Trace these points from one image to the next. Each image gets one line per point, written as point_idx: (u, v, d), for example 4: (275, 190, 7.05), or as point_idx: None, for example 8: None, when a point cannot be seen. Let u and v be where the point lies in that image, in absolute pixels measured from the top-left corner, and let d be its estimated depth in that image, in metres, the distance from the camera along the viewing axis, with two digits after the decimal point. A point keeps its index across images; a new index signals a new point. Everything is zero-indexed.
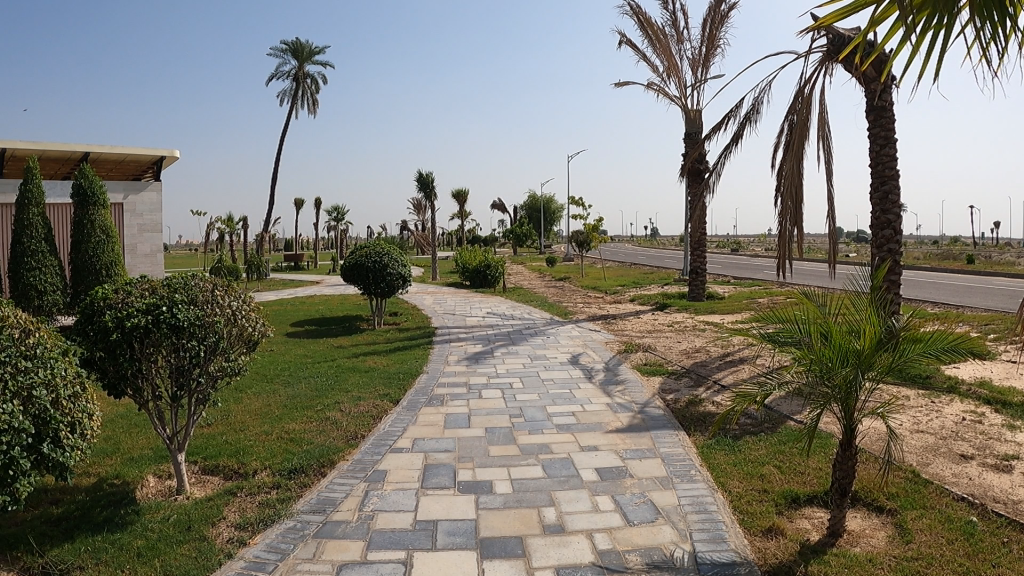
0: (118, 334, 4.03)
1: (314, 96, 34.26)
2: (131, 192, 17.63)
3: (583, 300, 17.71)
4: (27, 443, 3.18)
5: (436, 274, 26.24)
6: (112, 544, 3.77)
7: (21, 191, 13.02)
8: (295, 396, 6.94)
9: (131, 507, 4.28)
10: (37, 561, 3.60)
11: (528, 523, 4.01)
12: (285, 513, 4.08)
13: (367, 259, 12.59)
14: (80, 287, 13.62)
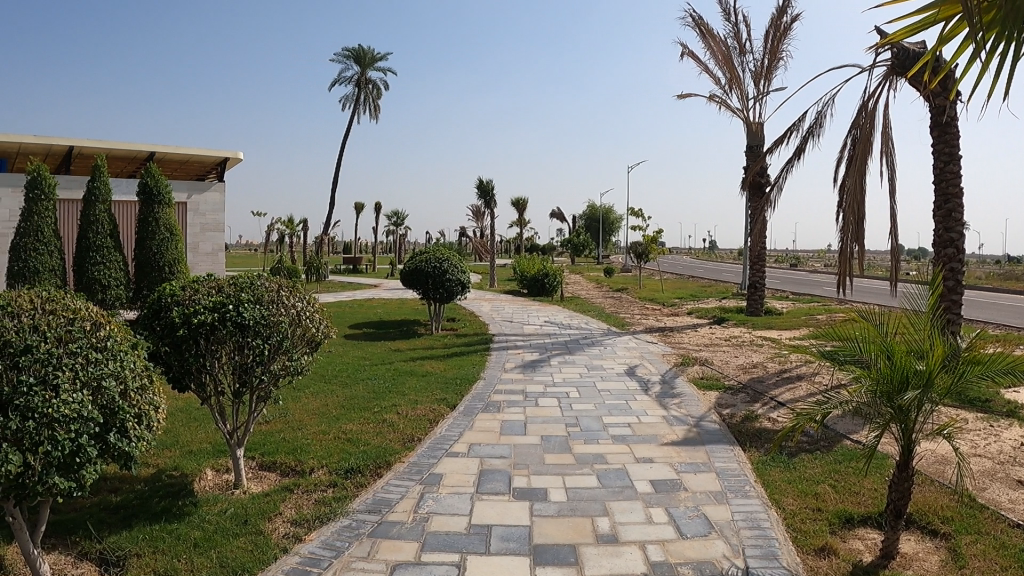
0: (186, 331, 4.14)
1: (376, 102, 34.64)
2: (195, 192, 18.01)
3: (641, 311, 17.65)
4: (97, 432, 3.23)
5: (494, 280, 26.35)
6: (170, 534, 3.88)
7: (89, 188, 13.34)
8: (353, 397, 7.04)
9: (189, 499, 4.39)
10: (95, 548, 3.71)
11: (581, 531, 4.02)
12: (342, 511, 4.15)
13: (427, 264, 12.70)
14: (142, 283, 14.01)
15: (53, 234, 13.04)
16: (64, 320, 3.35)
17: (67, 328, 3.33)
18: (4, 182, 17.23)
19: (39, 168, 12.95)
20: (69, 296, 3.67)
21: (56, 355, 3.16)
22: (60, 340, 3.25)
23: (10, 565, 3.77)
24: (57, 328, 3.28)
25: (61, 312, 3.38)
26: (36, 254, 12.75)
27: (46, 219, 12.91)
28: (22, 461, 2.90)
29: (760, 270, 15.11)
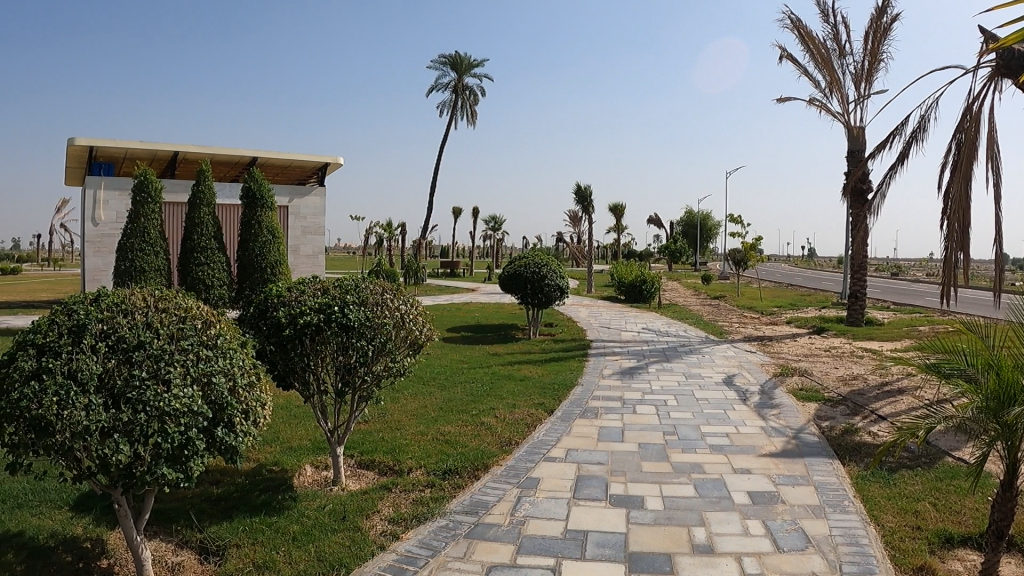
0: (292, 330, 4.27)
1: (473, 108, 34.98)
2: (296, 196, 18.52)
3: (739, 320, 17.36)
4: (205, 426, 3.19)
5: (591, 286, 26.32)
6: (269, 527, 3.99)
7: (193, 192, 13.85)
8: (452, 399, 7.14)
9: (288, 494, 4.51)
10: (195, 537, 3.86)
11: (677, 541, 3.98)
12: (439, 512, 4.21)
13: (526, 269, 12.75)
14: (244, 284, 14.45)
15: (159, 235, 13.57)
16: (176, 318, 3.37)
17: (179, 325, 3.34)
18: (113, 186, 18.01)
19: (145, 172, 13.50)
20: (184, 294, 3.69)
21: (167, 351, 3.17)
22: (172, 337, 3.27)
23: (111, 549, 3.96)
24: (169, 325, 3.29)
25: (173, 310, 3.41)
26: (142, 254, 13.29)
27: (152, 221, 13.44)
28: (131, 453, 2.95)
29: (863, 279, 14.69)
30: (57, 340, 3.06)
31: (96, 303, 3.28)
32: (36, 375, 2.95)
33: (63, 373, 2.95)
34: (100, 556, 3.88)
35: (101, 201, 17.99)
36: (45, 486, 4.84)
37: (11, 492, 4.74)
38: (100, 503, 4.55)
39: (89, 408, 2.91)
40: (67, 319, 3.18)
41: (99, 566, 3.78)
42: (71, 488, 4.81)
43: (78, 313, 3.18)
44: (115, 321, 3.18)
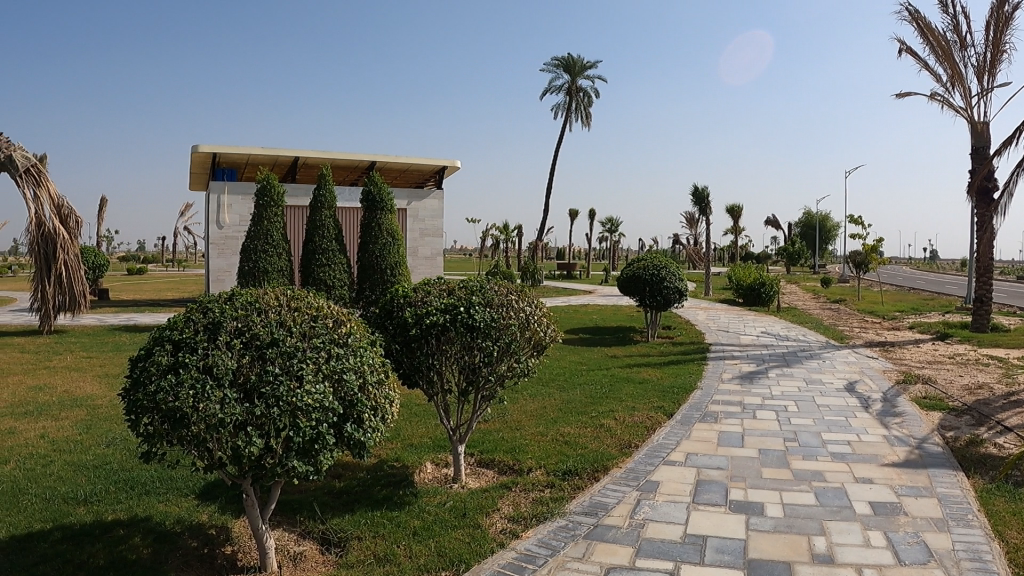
0: (418, 330, 4.39)
1: (588, 110, 34.96)
2: (414, 199, 18.90)
3: (860, 324, 16.83)
4: (335, 421, 3.28)
5: (709, 289, 25.97)
6: (390, 521, 4.10)
7: (316, 196, 14.34)
8: (571, 401, 7.18)
9: (409, 489, 4.62)
10: (318, 528, 4.00)
11: (796, 549, 3.91)
12: (559, 512, 4.25)
13: (646, 272, 12.69)
14: (364, 285, 14.74)
15: (281, 237, 14.03)
16: (308, 317, 3.48)
17: (311, 324, 3.45)
18: (237, 191, 18.77)
19: (269, 177, 14.01)
20: (315, 294, 3.81)
21: (299, 348, 3.28)
22: (304, 335, 3.38)
23: (235, 536, 4.13)
24: (301, 324, 3.40)
25: (304, 309, 3.52)
26: (265, 255, 13.77)
27: (275, 224, 13.91)
28: (262, 445, 3.07)
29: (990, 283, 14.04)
30: (193, 337, 3.21)
31: (230, 303, 3.42)
32: (173, 370, 3.09)
33: (198, 368, 3.09)
34: (224, 542, 4.04)
35: (226, 205, 18.79)
36: (174, 475, 5.10)
37: (143, 479, 5.01)
38: (226, 492, 4.76)
39: (223, 402, 3.03)
40: (203, 316, 3.33)
41: (224, 552, 3.94)
42: (198, 477, 5.04)
43: (214, 311, 3.32)
44: (249, 319, 3.31)
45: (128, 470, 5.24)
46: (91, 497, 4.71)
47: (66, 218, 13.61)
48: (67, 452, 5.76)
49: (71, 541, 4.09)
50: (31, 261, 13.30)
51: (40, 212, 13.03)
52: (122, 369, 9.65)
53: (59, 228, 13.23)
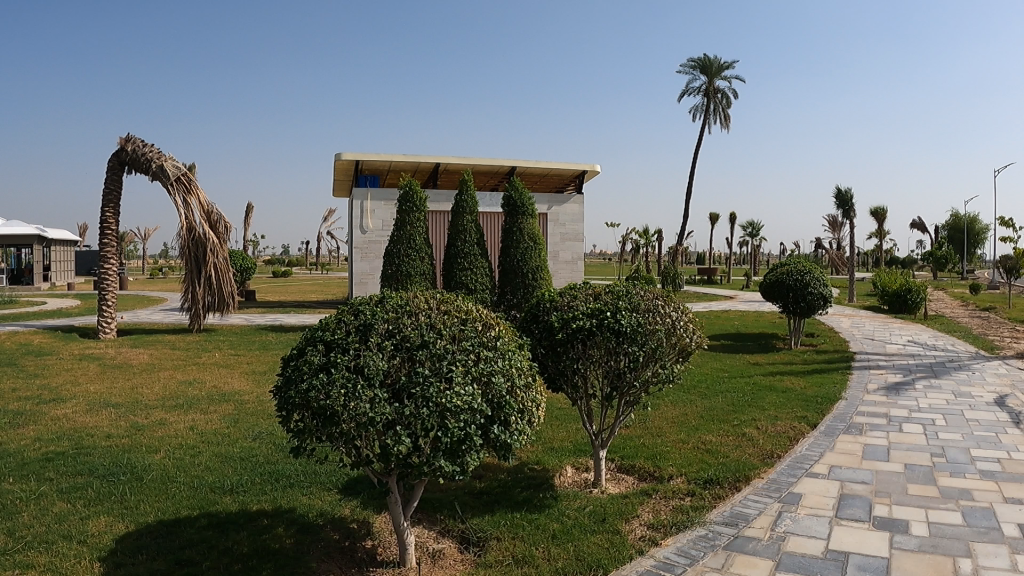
0: (563, 334, 4.44)
1: (726, 111, 34.38)
2: (555, 204, 19.12)
3: (1014, 334, 15.90)
4: (483, 422, 3.28)
5: (853, 295, 25.08)
6: (530, 523, 4.12)
7: (458, 201, 14.58)
8: (711, 409, 7.06)
9: (549, 493, 4.63)
10: (457, 527, 4.06)
11: (942, 571, 3.72)
12: (699, 521, 4.18)
13: (788, 276, 12.38)
14: (506, 289, 14.72)
15: (425, 242, 14.29)
16: (457, 320, 3.52)
17: (460, 327, 3.49)
18: (379, 197, 19.33)
19: (411, 183, 14.22)
20: (464, 299, 3.87)
21: (448, 350, 3.31)
22: (454, 338, 3.41)
23: (375, 531, 4.21)
24: (451, 327, 3.45)
25: (454, 312, 3.57)
26: (408, 260, 14.05)
27: (418, 229, 14.20)
28: (412, 444, 3.08)
29: None
30: (345, 338, 3.31)
31: (381, 306, 3.53)
32: (325, 369, 3.19)
33: (350, 368, 3.17)
34: (364, 536, 4.14)
35: (368, 211, 19.37)
36: (317, 469, 5.26)
37: (287, 472, 5.19)
38: (367, 488, 4.88)
39: (374, 401, 3.08)
40: (355, 318, 3.44)
41: (363, 546, 4.04)
42: (341, 472, 5.19)
43: (365, 315, 3.42)
44: (399, 322, 3.38)
45: (273, 463, 5.45)
46: (237, 487, 4.92)
47: (216, 223, 14.24)
48: (216, 443, 6.04)
49: (217, 528, 4.29)
50: (183, 263, 13.97)
51: (191, 216, 13.68)
52: (267, 366, 10.05)
53: (208, 232, 13.86)
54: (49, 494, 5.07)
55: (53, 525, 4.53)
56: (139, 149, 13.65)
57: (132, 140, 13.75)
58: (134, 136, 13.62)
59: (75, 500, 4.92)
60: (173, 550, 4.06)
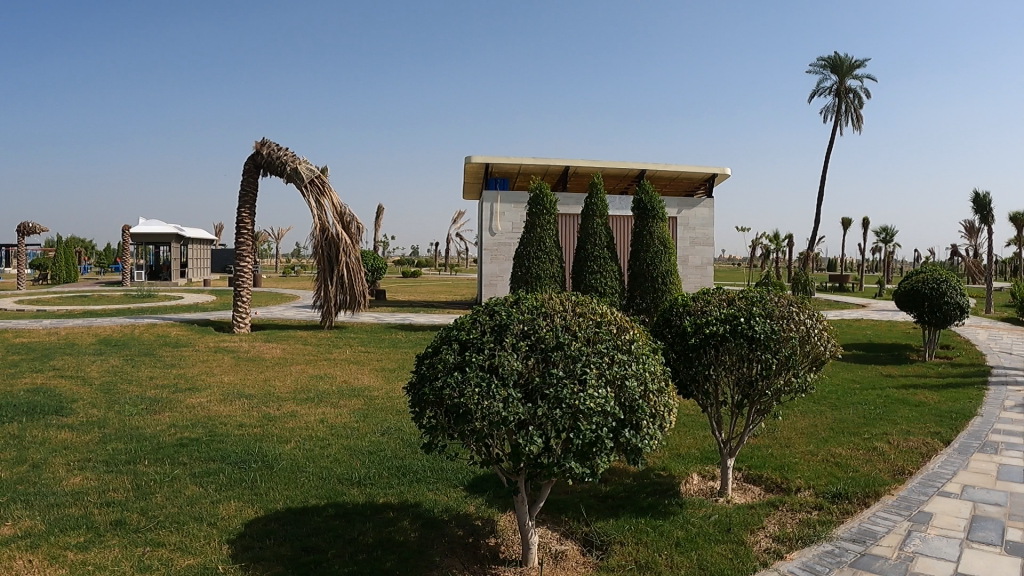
0: (696, 339, 4.48)
1: (859, 112, 33.50)
2: (685, 208, 20.57)
3: None
4: (615, 425, 3.27)
5: (991, 307, 23.92)
6: (655, 529, 4.15)
7: (588, 205, 14.78)
8: (841, 421, 6.90)
9: (674, 499, 4.66)
10: (581, 530, 4.15)
11: None
12: (825, 536, 4.09)
13: (925, 285, 11.98)
14: (636, 292, 14.68)
15: (554, 244, 14.65)
16: (592, 323, 3.54)
17: (595, 329, 3.50)
18: (509, 200, 20.15)
19: (541, 187, 14.81)
20: (600, 302, 3.88)
21: (582, 352, 3.33)
22: (588, 340, 3.43)
23: (499, 530, 4.27)
24: (585, 329, 3.47)
25: (589, 315, 3.59)
26: (539, 262, 14.46)
27: (548, 231, 14.63)
28: (543, 444, 3.14)
29: None
30: (480, 338, 3.41)
31: (517, 307, 3.60)
32: (460, 368, 3.30)
33: (484, 367, 3.26)
34: (488, 534, 4.21)
35: (499, 213, 20.22)
36: (444, 466, 5.37)
37: (413, 467, 5.31)
38: (492, 486, 4.95)
39: (507, 400, 3.15)
40: (490, 318, 3.54)
41: (487, 543, 4.11)
42: (467, 469, 5.28)
43: (502, 315, 3.50)
44: (535, 323, 3.44)
45: (401, 458, 5.58)
46: (364, 480, 5.06)
47: (349, 225, 14.69)
48: (345, 436, 6.23)
49: (343, 518, 4.43)
50: (318, 263, 14.46)
51: (325, 217, 14.16)
52: (396, 363, 10.29)
53: (340, 232, 14.29)
54: (184, 478, 5.34)
55: (187, 507, 4.78)
56: (274, 153, 14.16)
57: (266, 144, 14.28)
58: (269, 139, 14.14)
59: (208, 484, 5.17)
60: (300, 536, 4.22)
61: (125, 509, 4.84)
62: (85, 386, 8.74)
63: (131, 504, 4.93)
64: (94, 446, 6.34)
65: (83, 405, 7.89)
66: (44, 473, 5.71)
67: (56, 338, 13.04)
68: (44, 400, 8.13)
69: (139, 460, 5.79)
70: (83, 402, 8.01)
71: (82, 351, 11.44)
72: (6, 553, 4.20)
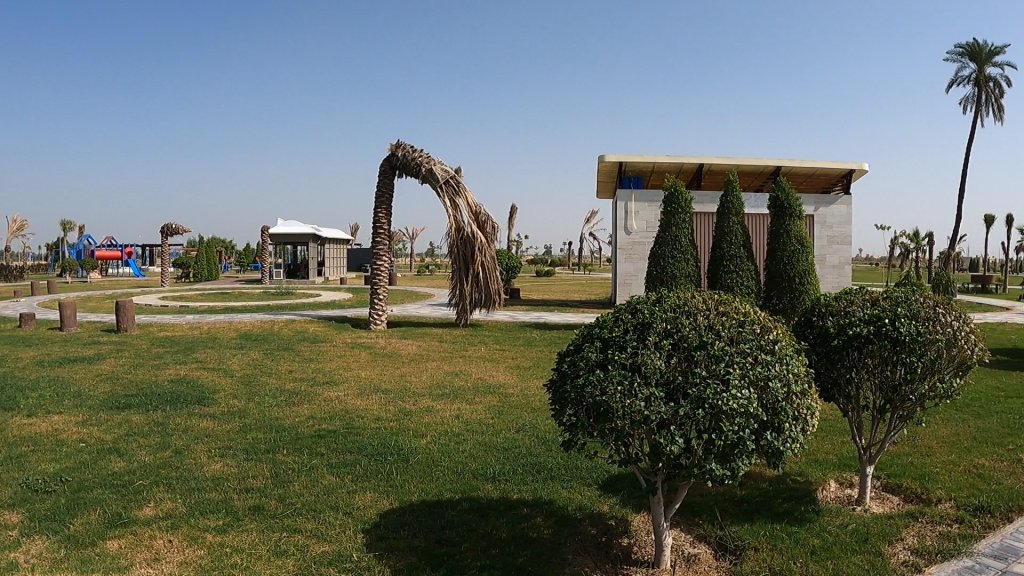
0: (839, 340, 4.45)
1: (1000, 102, 31.94)
2: (822, 205, 20.07)
3: None
4: (757, 427, 3.28)
5: None
6: (790, 535, 4.10)
7: (723, 203, 14.59)
8: (986, 429, 6.62)
9: (810, 506, 4.59)
10: (715, 533, 4.16)
11: None
12: (967, 551, 3.94)
13: None
14: (772, 292, 14.42)
15: (690, 243, 14.62)
16: (735, 322, 3.53)
17: (738, 329, 3.49)
18: (643, 198, 20.12)
19: (676, 185, 14.81)
20: (742, 301, 3.85)
21: (726, 352, 3.34)
22: (733, 339, 3.43)
23: (632, 530, 4.29)
24: (729, 328, 3.46)
25: (732, 314, 3.58)
26: (674, 261, 14.47)
27: (683, 230, 14.61)
28: (683, 444, 3.20)
29: None
30: (622, 337, 3.48)
31: (660, 305, 3.64)
32: (602, 365, 3.39)
33: (626, 365, 3.33)
34: (621, 534, 4.23)
35: (633, 212, 20.21)
36: (578, 464, 5.41)
37: (547, 465, 5.38)
38: (627, 486, 4.96)
39: (649, 399, 3.21)
40: (633, 316, 3.60)
41: (620, 543, 4.14)
42: (602, 469, 5.31)
43: (645, 314, 3.56)
44: (678, 321, 3.47)
45: (535, 454, 5.66)
46: (498, 476, 5.16)
47: (484, 224, 14.86)
48: (480, 432, 6.35)
49: (477, 512, 4.53)
50: (454, 261, 14.78)
51: (461, 217, 14.41)
52: (531, 362, 10.38)
53: (476, 231, 14.54)
54: (321, 467, 5.55)
55: (323, 497, 4.97)
56: (409, 155, 14.68)
57: (402, 146, 14.92)
58: (404, 142, 14.78)
59: (344, 474, 5.37)
60: (434, 529, 4.34)
61: (263, 496, 5.08)
62: (227, 378, 9.19)
63: (269, 491, 5.16)
64: (234, 435, 6.66)
65: (225, 395, 8.29)
66: (187, 458, 6.04)
67: (200, 332, 13.73)
68: (189, 390, 8.59)
69: (278, 449, 6.06)
70: (224, 393, 8.42)
71: (223, 345, 12.01)
72: (148, 532, 4.56)
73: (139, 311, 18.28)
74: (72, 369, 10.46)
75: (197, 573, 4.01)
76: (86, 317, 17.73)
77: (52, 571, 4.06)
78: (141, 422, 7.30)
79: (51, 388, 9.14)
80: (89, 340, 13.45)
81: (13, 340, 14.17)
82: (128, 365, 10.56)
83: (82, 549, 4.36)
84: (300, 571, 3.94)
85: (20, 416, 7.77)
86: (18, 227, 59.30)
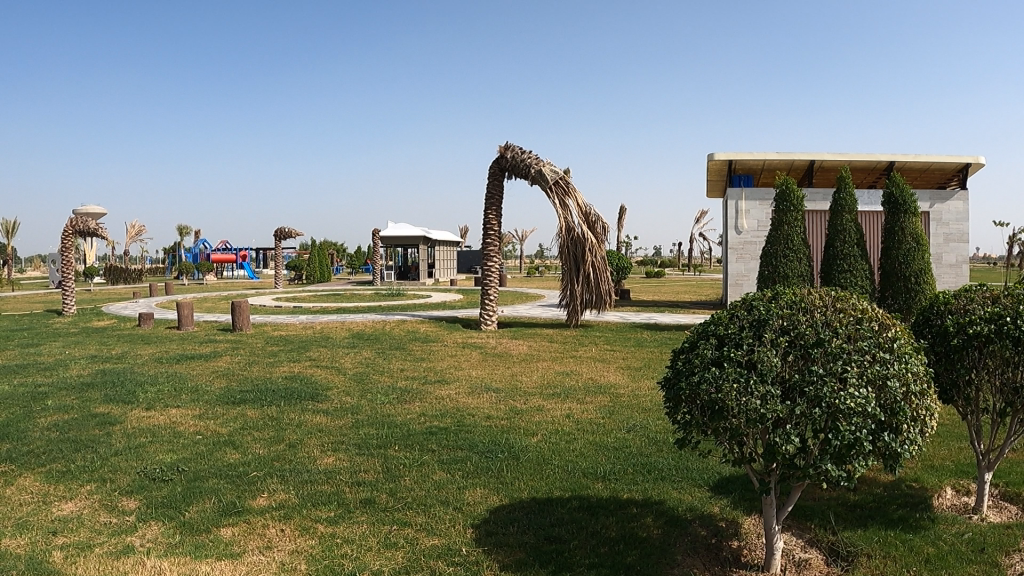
0: (959, 340, 4.36)
1: None
2: (937, 201, 19.44)
3: None
4: (874, 428, 3.27)
5: None
6: (903, 543, 4.03)
7: (836, 200, 14.26)
8: None
9: (927, 513, 4.50)
10: (827, 538, 4.13)
11: None
12: None
13: None
14: (887, 292, 14.03)
15: (803, 242, 14.37)
16: (853, 319, 3.49)
17: (856, 326, 3.46)
18: (754, 197, 19.84)
19: (788, 182, 14.58)
20: (860, 297, 3.81)
21: (843, 349, 3.33)
22: (851, 337, 3.41)
23: (743, 532, 4.29)
24: (847, 326, 3.44)
25: (850, 310, 3.54)
26: (786, 260, 14.25)
27: (795, 228, 14.38)
28: (798, 444, 3.21)
29: None
30: (738, 333, 3.51)
31: (775, 302, 3.64)
32: (718, 362, 3.44)
33: (742, 363, 3.37)
34: (731, 536, 4.24)
35: (744, 212, 19.96)
36: (690, 466, 5.41)
37: (658, 465, 5.41)
38: (739, 488, 4.93)
39: (765, 398, 3.25)
40: (749, 314, 3.62)
41: (730, 545, 4.15)
42: (713, 470, 5.30)
43: (761, 310, 3.58)
44: (795, 318, 3.47)
45: (646, 455, 5.69)
46: (609, 475, 5.21)
47: (593, 224, 14.88)
48: (591, 432, 6.41)
49: (587, 510, 4.61)
50: (566, 261, 14.87)
51: (569, 217, 14.51)
52: (641, 362, 10.36)
53: (587, 232, 14.57)
54: (431, 463, 5.71)
55: (435, 491, 5.14)
56: (518, 156, 14.89)
57: (511, 148, 15.14)
58: (513, 143, 14.99)
59: (454, 471, 5.51)
60: (543, 526, 4.42)
61: (375, 490, 5.25)
62: (340, 376, 9.49)
63: (380, 485, 5.33)
64: (347, 430, 6.88)
65: (337, 392, 8.57)
66: (300, 452, 6.28)
67: (313, 331, 14.17)
68: (302, 387, 8.89)
69: (390, 445, 6.25)
70: (336, 390, 8.69)
71: (334, 344, 12.37)
72: (261, 521, 4.78)
73: (255, 311, 19.00)
74: (190, 365, 10.96)
75: (308, 561, 4.19)
76: (203, 317, 18.51)
77: (168, 555, 4.32)
78: (256, 417, 7.61)
79: (170, 383, 9.60)
80: (206, 338, 14.06)
81: (133, 338, 14.89)
82: (243, 362, 10.99)
83: (196, 535, 4.61)
84: (410, 563, 4.08)
85: (141, 409, 8.19)
86: (137, 232, 62.35)
